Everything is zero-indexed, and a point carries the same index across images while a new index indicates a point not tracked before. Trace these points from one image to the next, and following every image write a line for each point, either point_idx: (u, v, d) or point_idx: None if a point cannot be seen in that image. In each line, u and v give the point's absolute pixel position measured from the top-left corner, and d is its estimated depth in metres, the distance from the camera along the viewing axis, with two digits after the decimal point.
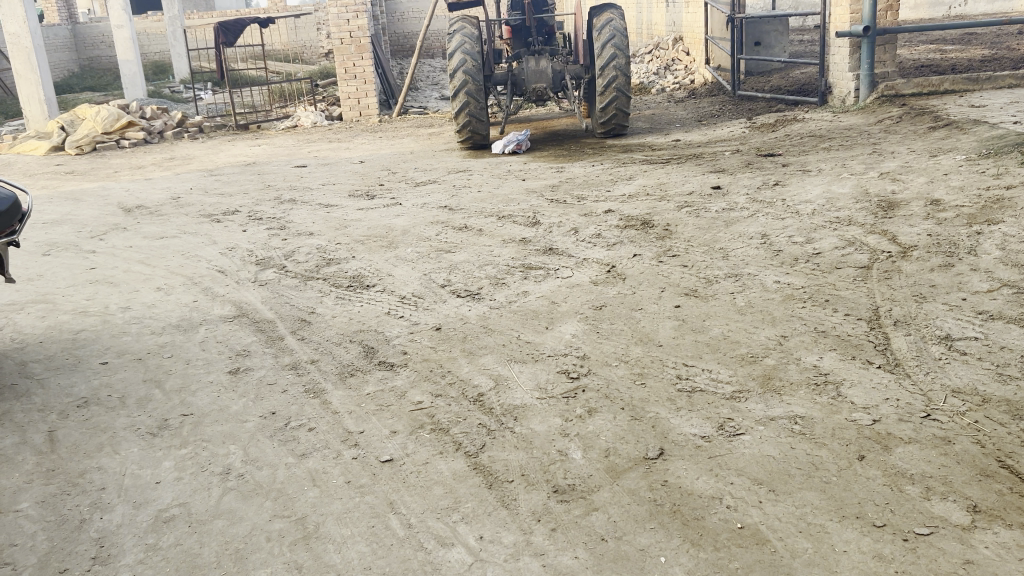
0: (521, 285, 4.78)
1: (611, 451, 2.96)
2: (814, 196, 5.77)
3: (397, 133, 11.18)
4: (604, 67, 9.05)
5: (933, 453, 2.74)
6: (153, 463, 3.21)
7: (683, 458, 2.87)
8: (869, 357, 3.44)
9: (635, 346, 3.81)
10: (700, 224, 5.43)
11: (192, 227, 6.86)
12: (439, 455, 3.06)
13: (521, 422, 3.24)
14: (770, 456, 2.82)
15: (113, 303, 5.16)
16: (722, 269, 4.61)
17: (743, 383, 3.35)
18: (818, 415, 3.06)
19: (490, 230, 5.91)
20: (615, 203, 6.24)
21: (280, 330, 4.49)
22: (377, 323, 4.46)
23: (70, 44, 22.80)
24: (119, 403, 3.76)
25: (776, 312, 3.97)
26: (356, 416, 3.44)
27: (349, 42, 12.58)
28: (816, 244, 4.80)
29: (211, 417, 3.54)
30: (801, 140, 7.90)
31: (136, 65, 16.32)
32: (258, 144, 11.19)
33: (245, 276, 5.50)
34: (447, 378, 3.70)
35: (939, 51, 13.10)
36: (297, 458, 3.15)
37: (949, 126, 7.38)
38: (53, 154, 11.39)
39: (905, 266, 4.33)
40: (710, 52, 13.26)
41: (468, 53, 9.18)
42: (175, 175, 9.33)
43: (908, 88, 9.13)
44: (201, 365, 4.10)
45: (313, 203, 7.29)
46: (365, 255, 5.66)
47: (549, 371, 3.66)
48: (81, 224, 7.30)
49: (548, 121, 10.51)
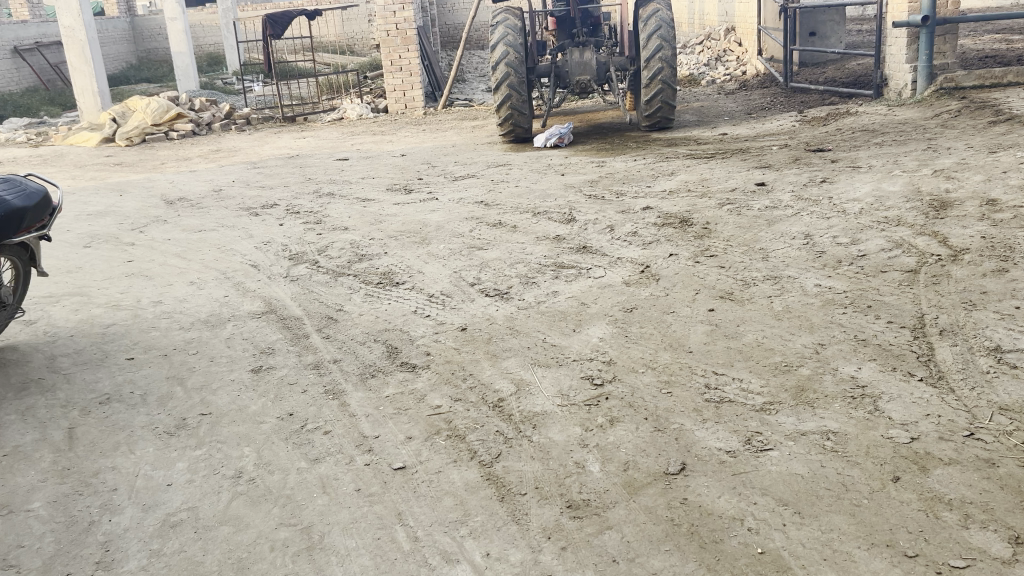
0: (551, 285, 4.67)
1: (630, 465, 2.84)
2: (862, 194, 5.54)
3: (440, 126, 11.10)
4: (649, 59, 8.86)
5: (975, 477, 2.55)
6: (166, 464, 3.17)
7: (705, 474, 2.73)
8: (910, 369, 3.25)
9: (663, 352, 3.67)
10: (740, 223, 5.24)
11: (230, 220, 6.89)
12: (453, 464, 2.97)
13: (540, 431, 3.13)
14: (797, 475, 2.67)
15: (145, 297, 5.18)
16: (761, 271, 4.43)
17: (774, 395, 3.19)
18: (852, 430, 2.89)
19: (525, 226, 5.79)
20: (654, 200, 6.08)
21: (305, 328, 4.44)
22: (402, 322, 4.38)
23: (128, 36, 23.25)
24: (140, 400, 3.74)
25: (815, 318, 3.79)
26: (373, 419, 3.37)
27: (395, 34, 12.54)
28: (862, 245, 4.59)
29: (229, 417, 3.51)
30: (852, 135, 7.62)
31: (188, 57, 16.54)
32: (303, 137, 11.22)
33: (276, 270, 5.48)
34: (468, 382, 3.61)
35: (1005, 41, 12.59)
36: (309, 462, 3.08)
37: (1010, 121, 7.04)
38: (104, 145, 11.59)
39: (955, 271, 4.10)
40: (762, 43, 12.93)
41: (511, 45, 9.07)
42: (219, 167, 9.40)
43: (969, 80, 8.76)
44: (224, 362, 4.07)
45: (351, 197, 7.26)
46: (397, 251, 5.59)
47: (573, 377, 3.54)
48: (124, 216, 7.38)
49: (592, 114, 10.34)
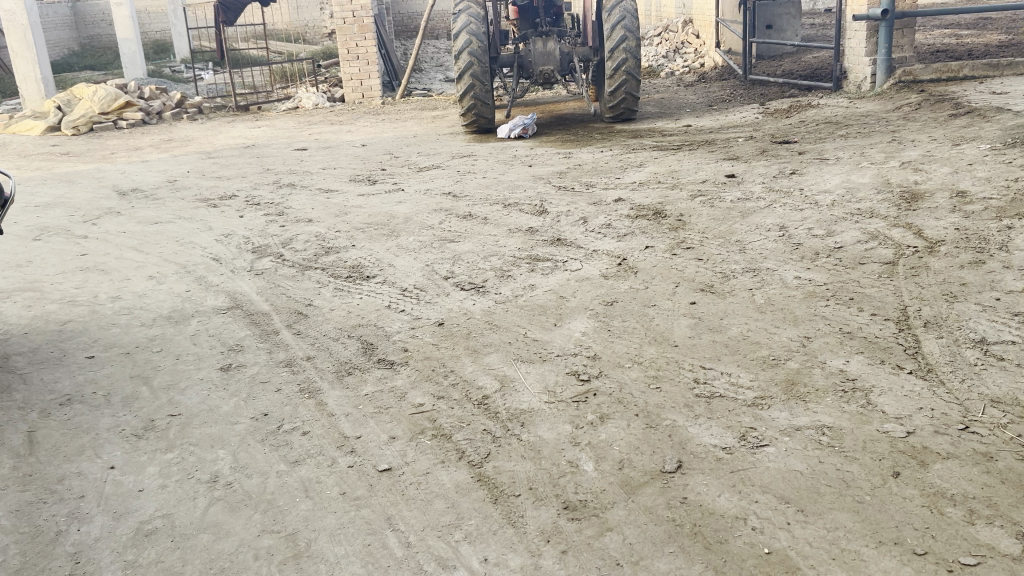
0: (528, 278, 4.59)
1: (625, 463, 2.77)
2: (833, 186, 5.56)
3: (399, 116, 10.93)
4: (613, 50, 8.81)
5: (975, 471, 2.53)
6: (137, 469, 3.01)
7: (703, 472, 2.67)
8: (899, 361, 3.23)
9: (648, 346, 3.61)
10: (714, 215, 5.21)
11: (187, 212, 6.66)
12: (441, 465, 2.86)
13: (529, 429, 3.05)
14: (796, 471, 2.62)
15: (102, 293, 4.96)
16: (739, 264, 4.39)
17: (765, 389, 3.15)
18: (847, 425, 2.85)
19: (496, 219, 5.69)
20: (625, 191, 6.03)
21: (274, 323, 4.29)
22: (376, 317, 4.25)
23: (70, 22, 22.51)
24: (104, 401, 3.57)
25: (798, 311, 3.76)
26: (353, 418, 3.24)
27: (351, 22, 12.32)
28: (838, 237, 4.58)
29: (200, 418, 3.35)
30: (816, 127, 7.66)
31: (136, 44, 16.05)
32: (258, 126, 10.95)
33: (240, 264, 5.30)
34: (450, 379, 3.50)
35: (955, 36, 12.84)
36: (289, 465, 2.95)
37: (971, 114, 7.14)
38: (49, 134, 11.17)
39: (933, 263, 4.10)
40: (721, 35, 12.98)
41: (474, 34, 8.92)
42: (173, 157, 9.11)
43: (926, 74, 8.87)
44: (191, 360, 3.90)
45: (313, 188, 7.09)
46: (365, 243, 5.45)
47: (558, 373, 3.46)
48: (74, 207, 7.10)
49: (554, 105, 10.26)
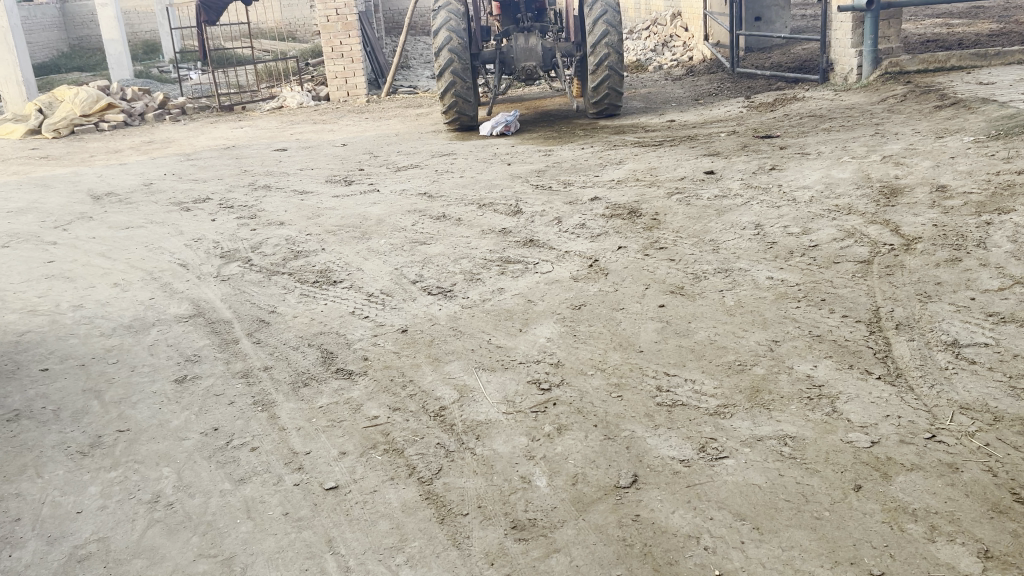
0: (496, 281, 4.49)
1: (579, 478, 2.66)
2: (812, 181, 5.45)
3: (383, 114, 10.81)
4: (595, 45, 8.69)
5: (940, 484, 2.43)
6: (77, 489, 2.91)
7: (658, 487, 2.56)
8: (867, 366, 3.13)
9: (613, 352, 3.50)
10: (690, 213, 5.10)
11: (160, 216, 6.55)
12: (390, 482, 2.76)
13: (484, 442, 2.94)
14: (755, 485, 2.52)
15: (65, 301, 4.85)
16: (711, 264, 4.28)
17: (729, 397, 3.04)
18: (810, 434, 2.75)
19: (470, 219, 5.59)
20: (602, 189, 5.92)
21: (235, 332, 4.18)
22: (339, 324, 4.14)
23: (59, 23, 22.37)
24: (52, 416, 3.46)
25: (768, 313, 3.65)
26: (305, 433, 3.14)
27: (335, 20, 12.20)
28: (814, 235, 4.48)
29: (148, 433, 3.25)
30: (800, 121, 7.55)
31: (121, 44, 15.92)
32: (241, 126, 10.83)
33: (206, 270, 5.19)
34: (408, 390, 3.39)
35: (946, 25, 12.71)
36: (234, 483, 2.85)
37: (956, 105, 7.02)
38: (30, 137, 11.06)
39: (908, 261, 4.00)
40: (709, 28, 12.86)
41: (454, 31, 8.81)
42: (151, 159, 9.00)
43: (913, 65, 8.74)
44: (147, 372, 3.79)
45: (288, 189, 6.98)
46: (335, 247, 5.34)
47: (519, 381, 3.36)
48: (47, 212, 6.98)
49: (539, 101, 10.14)
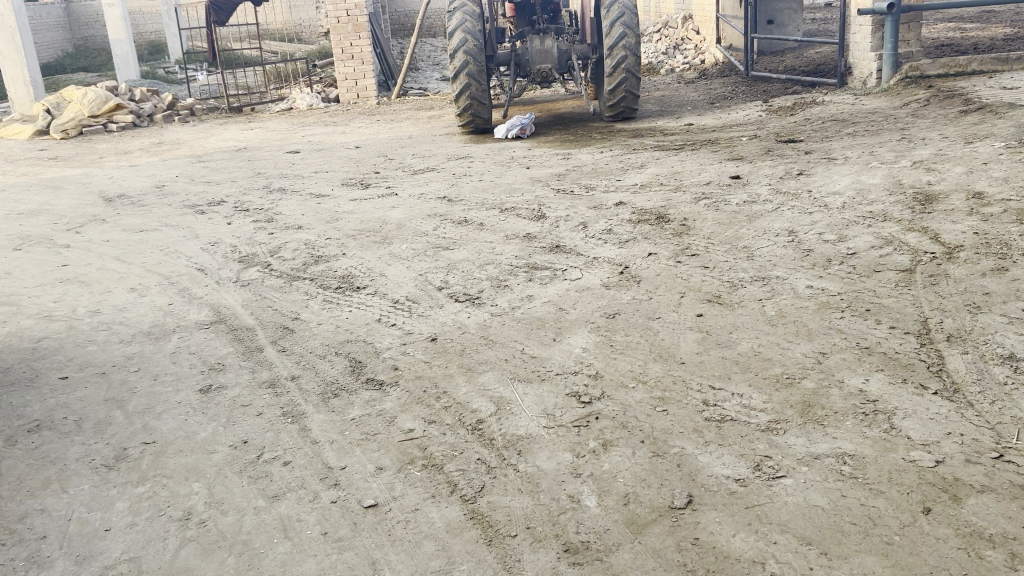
0: (525, 288, 4.38)
1: (631, 497, 2.55)
2: (843, 187, 5.34)
3: (395, 116, 10.69)
4: (612, 47, 8.58)
5: (1014, 507, 2.32)
6: (104, 505, 2.80)
7: (716, 508, 2.45)
8: (922, 381, 3.01)
9: (653, 363, 3.39)
10: (720, 219, 4.99)
11: (175, 219, 6.44)
12: (431, 500, 2.65)
13: (526, 458, 2.83)
14: (818, 507, 2.41)
15: (81, 307, 4.74)
16: (747, 272, 4.18)
17: (780, 412, 2.93)
18: (870, 452, 2.64)
19: (492, 224, 5.47)
20: (626, 194, 5.81)
21: (258, 339, 4.07)
22: (366, 332, 4.03)
23: (64, 23, 22.26)
24: (75, 427, 3.36)
25: (812, 324, 3.54)
26: (338, 446, 3.03)
27: (345, 21, 12.09)
28: (851, 242, 4.37)
29: (175, 446, 3.14)
30: (822, 125, 7.44)
31: (128, 45, 15.81)
32: (251, 128, 10.73)
33: (225, 274, 5.08)
34: (442, 402, 3.28)
35: (960, 29, 12.62)
36: (268, 500, 2.74)
37: (982, 110, 6.91)
38: (37, 138, 10.95)
39: (952, 270, 3.89)
40: (721, 30, 12.74)
41: (469, 32, 8.70)
42: (162, 161, 8.89)
43: (934, 69, 8.64)
44: (170, 381, 3.68)
45: (304, 192, 6.87)
46: (356, 252, 5.23)
47: (558, 394, 3.24)
48: (58, 215, 6.87)
49: (552, 104, 10.04)
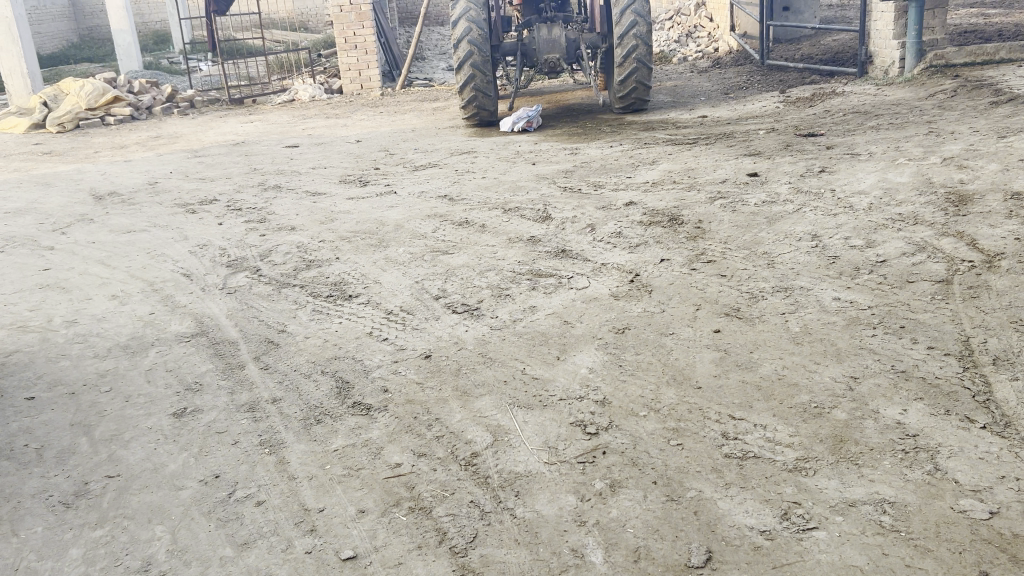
0: (528, 297, 4.08)
1: (642, 553, 2.26)
2: (868, 185, 5.01)
3: (398, 108, 10.38)
4: (622, 36, 8.24)
5: None
6: (56, 552, 2.52)
7: (739, 568, 2.16)
8: (969, 413, 2.69)
9: (666, 388, 3.08)
10: (738, 221, 4.67)
11: (164, 219, 6.15)
12: (417, 553, 2.36)
13: (525, 501, 2.53)
14: (856, 569, 2.11)
15: (58, 316, 4.47)
16: (769, 282, 3.86)
17: (808, 448, 2.62)
18: (913, 499, 2.33)
19: (495, 226, 5.17)
20: (637, 192, 5.50)
21: (240, 355, 3.79)
22: (355, 348, 3.74)
23: (68, 12, 21.95)
24: (35, 457, 3.08)
25: (841, 343, 3.22)
26: (318, 484, 2.74)
27: (348, 9, 11.77)
28: (881, 249, 4.04)
29: (141, 480, 2.86)
30: (842, 117, 7.09)
31: (131, 35, 15.49)
32: (251, 121, 10.43)
33: (211, 280, 4.80)
34: (434, 431, 2.99)
35: (984, 14, 12.19)
36: (236, 549, 2.46)
37: (1014, 102, 6.54)
38: (34, 131, 10.69)
39: (994, 282, 3.56)
40: (735, 18, 12.36)
41: (473, 21, 8.31)
42: (157, 156, 8.61)
43: (960, 57, 8.25)
44: (143, 403, 3.40)
45: (299, 190, 6.58)
46: (350, 256, 4.93)
47: (561, 423, 2.94)
48: (46, 214, 6.60)
49: (560, 95, 9.73)
